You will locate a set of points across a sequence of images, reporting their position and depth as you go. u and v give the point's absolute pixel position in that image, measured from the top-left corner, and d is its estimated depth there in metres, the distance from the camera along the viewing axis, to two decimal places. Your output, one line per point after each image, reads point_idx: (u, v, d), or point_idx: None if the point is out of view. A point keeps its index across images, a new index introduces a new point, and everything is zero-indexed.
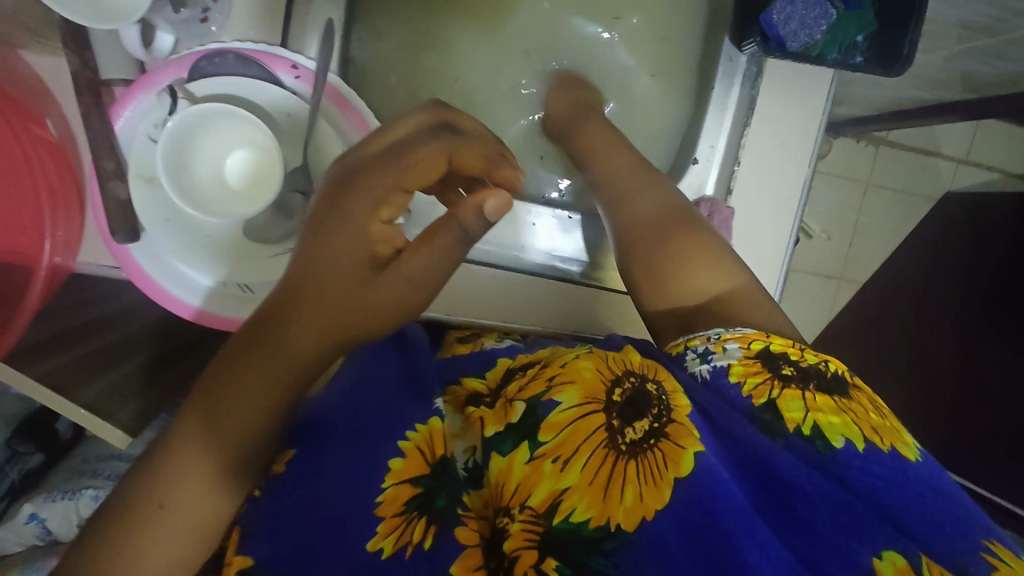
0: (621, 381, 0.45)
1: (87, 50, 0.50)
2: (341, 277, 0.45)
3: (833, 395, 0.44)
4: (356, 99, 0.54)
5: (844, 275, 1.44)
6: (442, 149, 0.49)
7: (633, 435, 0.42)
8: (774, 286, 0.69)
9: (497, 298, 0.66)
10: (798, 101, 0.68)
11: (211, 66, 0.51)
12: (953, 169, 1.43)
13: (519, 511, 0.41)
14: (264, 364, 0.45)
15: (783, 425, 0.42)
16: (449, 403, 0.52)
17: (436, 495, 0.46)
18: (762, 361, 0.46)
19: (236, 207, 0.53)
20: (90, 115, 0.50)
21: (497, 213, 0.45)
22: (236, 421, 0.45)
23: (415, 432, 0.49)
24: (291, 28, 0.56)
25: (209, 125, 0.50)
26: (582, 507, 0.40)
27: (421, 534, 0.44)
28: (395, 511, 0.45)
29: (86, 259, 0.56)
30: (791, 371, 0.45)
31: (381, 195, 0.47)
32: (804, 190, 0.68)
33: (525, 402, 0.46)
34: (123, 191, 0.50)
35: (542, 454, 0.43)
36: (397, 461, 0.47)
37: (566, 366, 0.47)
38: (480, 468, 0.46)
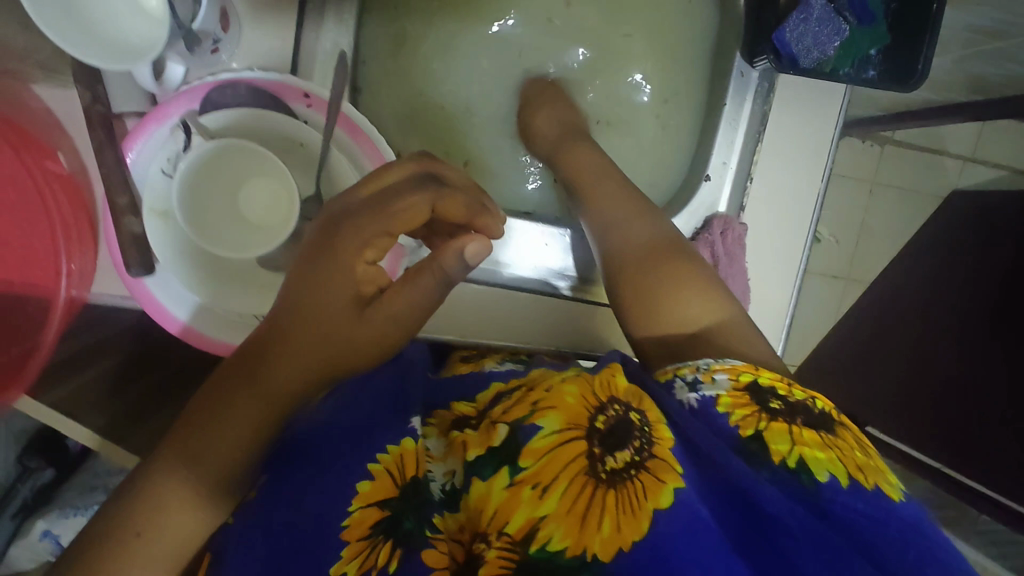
0: (606, 409, 0.47)
1: (99, 84, 0.50)
2: (330, 314, 0.48)
3: (820, 431, 0.45)
4: (370, 127, 0.54)
5: (851, 275, 1.44)
6: (426, 200, 0.51)
7: (613, 464, 0.43)
8: (787, 303, 0.69)
9: (492, 316, 0.67)
10: (809, 119, 0.68)
11: (223, 98, 0.51)
12: (959, 168, 1.40)
13: (496, 537, 0.42)
14: (251, 394, 0.46)
15: (769, 457, 0.44)
16: (432, 427, 0.53)
17: (405, 517, 0.46)
18: (750, 394, 0.47)
19: (246, 241, 0.53)
20: (103, 150, 0.50)
21: (475, 257, 0.49)
22: (224, 449, 0.45)
23: (386, 454, 0.48)
24: (301, 52, 0.56)
25: (221, 161, 0.51)
26: (559, 534, 0.41)
27: (386, 558, 0.44)
28: (360, 536, 0.44)
29: (100, 290, 0.55)
30: (779, 405, 0.47)
31: (368, 239, 0.49)
32: (816, 207, 0.69)
33: (508, 424, 0.48)
34: (138, 226, 0.50)
35: (521, 480, 0.44)
36: (366, 484, 0.46)
37: (550, 391, 0.49)
38: (457, 491, 0.48)
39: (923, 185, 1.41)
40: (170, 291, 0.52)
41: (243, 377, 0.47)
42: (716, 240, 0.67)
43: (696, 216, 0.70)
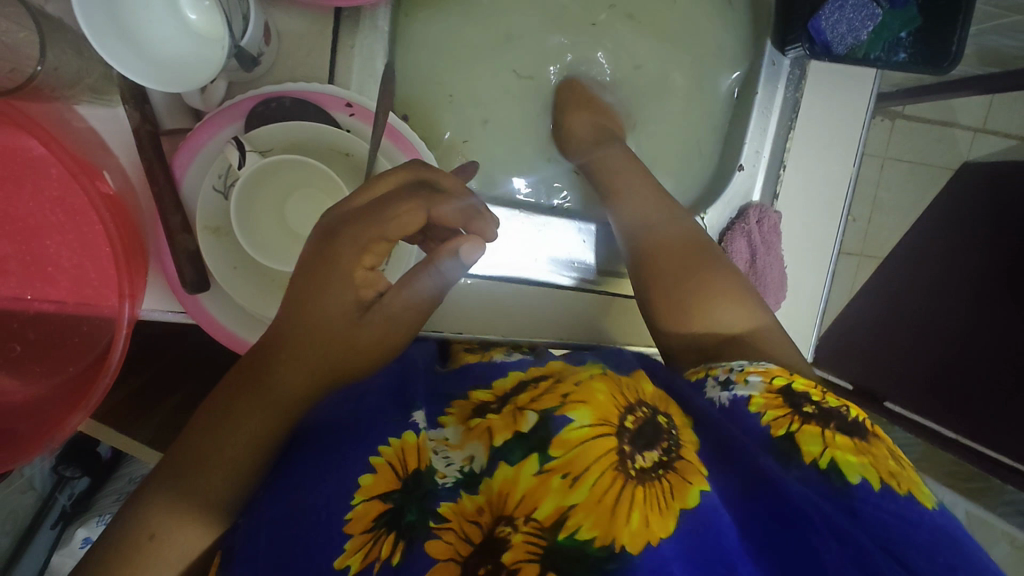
0: (635, 410, 0.46)
1: (147, 102, 0.50)
2: (332, 320, 0.49)
3: (853, 437, 0.46)
4: (407, 129, 0.55)
5: (863, 252, 1.41)
6: (420, 206, 0.49)
7: (641, 462, 0.43)
8: (819, 293, 0.71)
9: (505, 315, 0.65)
10: (842, 103, 0.69)
11: (267, 110, 0.51)
12: (970, 139, 1.37)
13: (523, 520, 0.40)
14: (254, 400, 0.48)
15: (800, 456, 0.45)
16: (450, 416, 0.52)
17: (407, 509, 0.44)
18: (784, 397, 0.48)
19: (271, 249, 0.52)
20: (153, 169, 0.50)
21: (471, 257, 0.49)
22: (225, 455, 0.47)
23: (388, 447, 0.47)
24: (338, 61, 0.57)
25: (275, 170, 0.50)
26: (587, 525, 0.39)
27: (389, 550, 0.42)
28: (362, 529, 0.43)
29: (150, 307, 0.55)
30: (812, 410, 0.48)
31: (365, 242, 0.48)
32: (850, 185, 0.70)
33: (536, 412, 0.46)
34: (191, 242, 0.50)
35: (552, 469, 0.42)
36: (367, 478, 0.45)
37: (579, 388, 0.48)
38: (475, 475, 0.45)
39: (936, 158, 1.38)
40: (220, 304, 0.53)
41: (250, 386, 0.48)
42: (753, 229, 0.67)
43: (730, 205, 0.70)
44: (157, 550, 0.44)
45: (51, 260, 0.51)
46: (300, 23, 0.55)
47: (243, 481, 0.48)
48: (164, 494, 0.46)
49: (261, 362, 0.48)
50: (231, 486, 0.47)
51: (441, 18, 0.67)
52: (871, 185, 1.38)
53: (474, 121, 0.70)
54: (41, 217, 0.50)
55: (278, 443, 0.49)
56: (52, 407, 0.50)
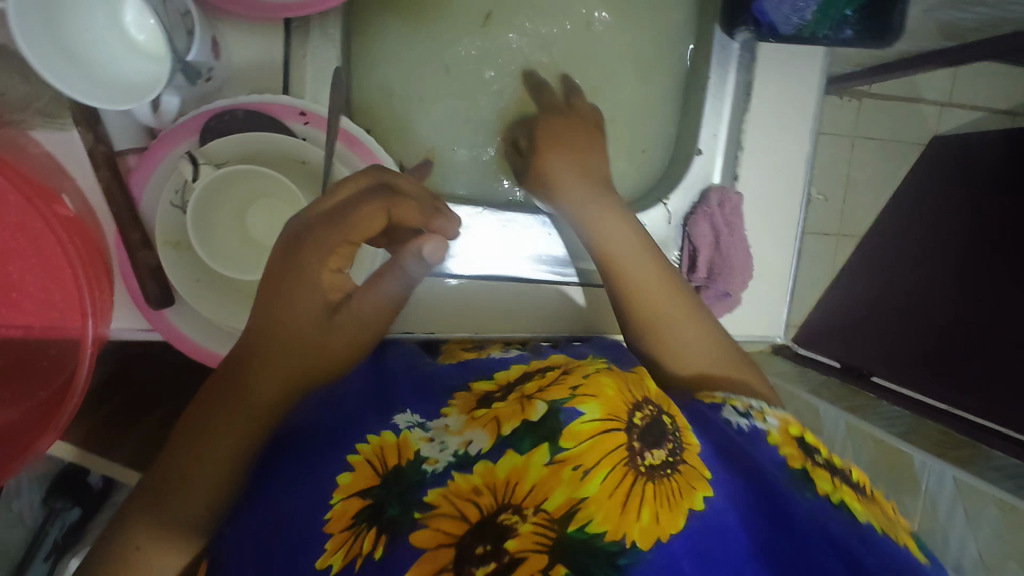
0: (641, 408, 0.48)
1: (99, 123, 0.51)
2: (304, 323, 0.49)
3: (858, 492, 0.47)
4: (367, 137, 0.55)
5: (841, 231, 1.40)
6: (381, 206, 0.50)
7: (652, 460, 0.44)
8: (786, 270, 0.73)
9: (484, 314, 0.65)
10: (796, 85, 0.70)
11: (221, 124, 0.51)
12: (937, 113, 1.40)
13: (532, 511, 0.42)
14: (236, 409, 0.47)
15: (814, 486, 0.45)
16: (454, 407, 0.53)
17: (388, 504, 0.44)
18: (798, 443, 0.49)
19: (228, 261, 0.52)
20: (111, 188, 0.51)
21: (435, 256, 0.51)
22: (209, 466, 0.46)
23: (366, 444, 0.49)
24: (291, 71, 0.57)
25: (232, 181, 0.50)
26: (598, 518, 0.41)
27: (371, 545, 0.42)
28: (342, 527, 0.43)
29: (119, 326, 0.56)
30: (823, 461, 0.49)
31: (329, 247, 0.49)
32: (807, 165, 0.71)
33: (545, 403, 0.48)
34: (152, 258, 0.52)
35: (563, 459, 0.44)
36: (345, 476, 0.46)
37: (588, 381, 0.50)
38: (470, 456, 0.46)
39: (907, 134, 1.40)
40: (186, 317, 0.53)
41: (223, 394, 0.48)
42: (715, 213, 0.68)
43: (693, 188, 0.71)
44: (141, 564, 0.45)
45: (16, 286, 0.51)
46: (249, 36, 0.55)
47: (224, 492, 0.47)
48: (144, 506, 0.46)
49: (236, 371, 0.48)
50: (214, 497, 0.47)
51: (394, 26, 0.68)
52: (842, 162, 1.38)
53: (435, 124, 0.70)
54: (4, 244, 0.50)
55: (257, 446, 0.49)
56: (22, 434, 0.50)
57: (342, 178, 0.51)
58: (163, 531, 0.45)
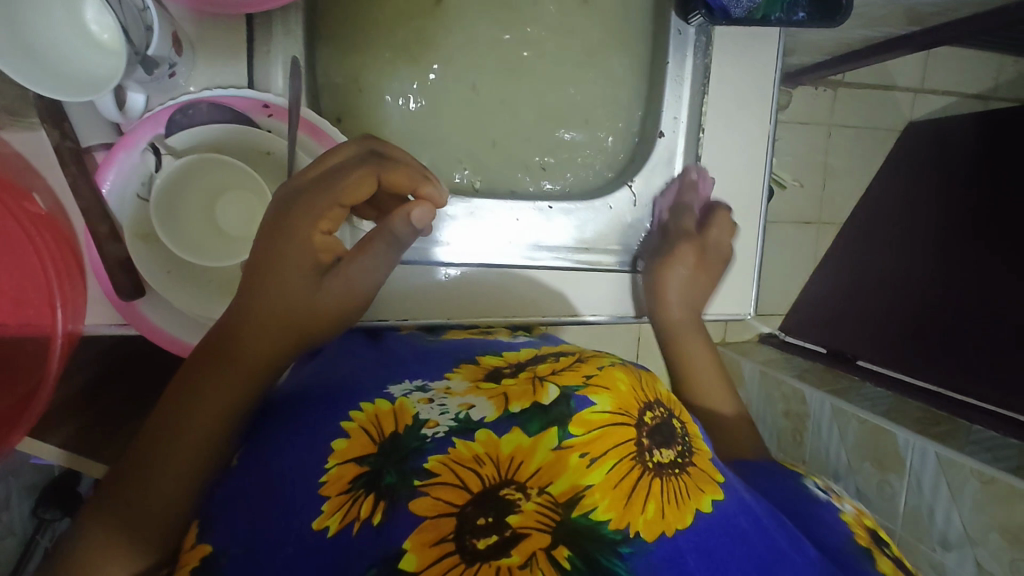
0: (653, 408, 0.50)
1: (65, 120, 0.52)
2: (292, 282, 0.51)
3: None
4: (329, 126, 0.57)
5: (821, 219, 1.43)
6: (371, 171, 0.53)
7: (660, 457, 0.46)
8: (754, 248, 0.75)
9: (482, 301, 0.68)
10: (748, 66, 0.71)
11: (186, 118, 0.53)
12: (911, 99, 1.42)
13: (536, 492, 0.43)
14: (229, 372, 0.50)
15: (869, 557, 0.50)
16: (460, 372, 0.56)
17: (385, 471, 0.45)
18: (869, 532, 0.55)
19: (196, 247, 0.54)
20: (77, 183, 0.52)
21: (423, 221, 0.51)
22: (201, 418, 0.48)
23: (360, 412, 0.49)
24: (255, 68, 0.59)
25: (198, 172, 0.53)
26: (602, 506, 0.43)
27: (368, 510, 0.43)
28: (339, 490, 0.44)
29: (93, 322, 0.57)
30: (890, 551, 0.52)
31: (319, 211, 0.52)
32: (769, 145, 0.73)
33: (558, 388, 0.50)
34: (121, 250, 0.52)
35: (570, 445, 0.45)
36: (342, 442, 0.47)
37: (602, 373, 0.52)
38: (471, 421, 0.48)
39: (882, 121, 1.42)
40: (159, 307, 0.55)
41: (217, 353, 0.50)
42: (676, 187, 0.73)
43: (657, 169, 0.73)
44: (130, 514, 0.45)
45: None
46: (214, 35, 0.57)
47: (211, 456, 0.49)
48: (136, 458, 0.47)
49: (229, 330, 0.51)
50: (203, 460, 0.48)
51: (359, 24, 0.69)
52: (820, 152, 1.40)
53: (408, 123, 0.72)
54: None
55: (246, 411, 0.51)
56: None
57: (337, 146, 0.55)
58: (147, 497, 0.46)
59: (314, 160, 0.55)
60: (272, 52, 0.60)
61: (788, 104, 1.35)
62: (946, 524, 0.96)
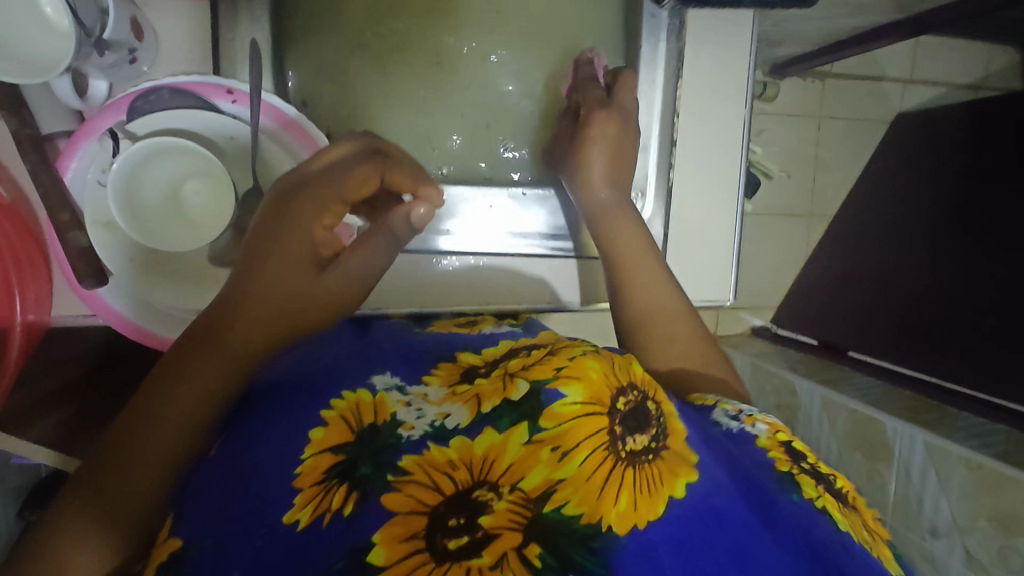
0: (626, 393, 0.45)
1: (25, 108, 0.53)
2: (294, 270, 0.52)
3: (840, 501, 0.45)
4: (303, 119, 0.58)
5: (811, 212, 1.42)
6: (374, 170, 0.57)
7: (632, 445, 0.43)
8: (731, 231, 0.74)
9: (463, 289, 0.70)
10: (722, 49, 0.71)
11: (147, 104, 0.53)
12: (900, 90, 1.41)
13: (508, 490, 0.40)
14: (219, 354, 0.48)
15: (798, 490, 0.43)
16: (437, 376, 0.52)
17: (361, 461, 0.42)
18: (786, 447, 0.48)
19: (161, 231, 0.54)
20: (38, 170, 0.53)
21: (420, 220, 0.58)
22: (181, 408, 0.45)
23: (341, 400, 0.46)
24: (221, 54, 0.58)
25: (156, 159, 0.53)
26: (574, 501, 0.40)
27: (341, 500, 0.40)
28: (312, 481, 0.41)
29: (60, 312, 0.57)
30: (810, 467, 0.47)
31: (325, 203, 0.54)
32: (744, 127, 0.73)
33: (528, 381, 0.46)
34: (83, 238, 0.54)
35: (541, 440, 0.42)
36: (319, 431, 0.44)
37: (573, 361, 0.47)
38: (446, 430, 0.44)
39: (871, 112, 1.42)
40: (122, 295, 0.56)
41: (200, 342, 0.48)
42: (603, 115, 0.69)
43: None
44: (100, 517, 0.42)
45: None
46: (178, 23, 0.57)
47: (193, 441, 0.46)
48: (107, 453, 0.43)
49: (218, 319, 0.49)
50: (184, 445, 0.45)
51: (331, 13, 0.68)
52: (809, 143, 1.40)
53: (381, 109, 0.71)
54: None
55: (233, 397, 0.48)
56: None
57: (332, 143, 0.58)
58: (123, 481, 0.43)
59: (308, 158, 0.57)
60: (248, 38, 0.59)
61: (775, 96, 1.35)
62: (934, 512, 0.96)
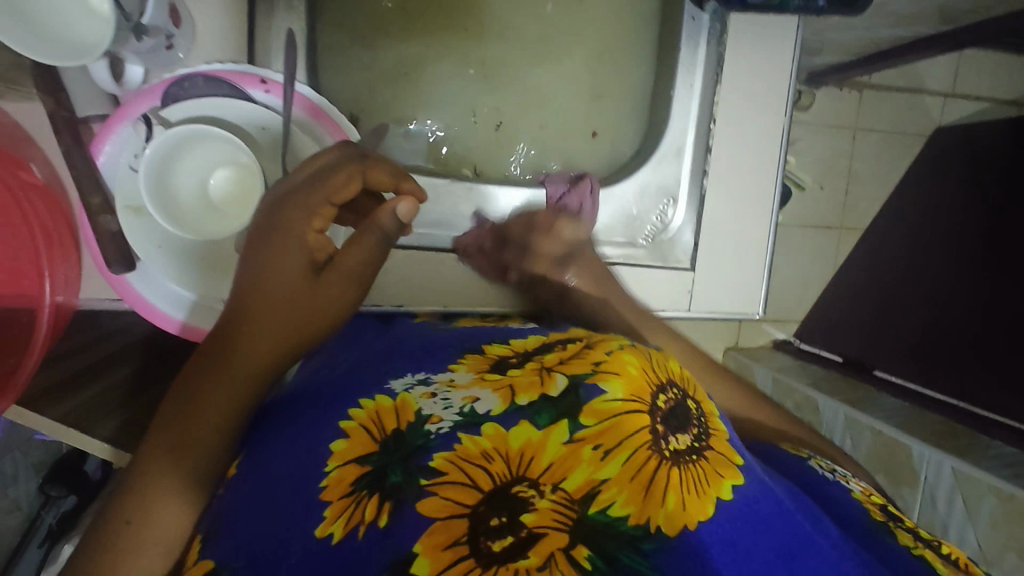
0: (665, 390, 0.45)
1: (63, 92, 0.54)
2: (289, 283, 0.50)
3: (942, 556, 0.44)
4: (330, 109, 0.58)
5: (843, 225, 1.38)
6: (357, 171, 0.53)
7: (676, 444, 0.42)
8: (764, 241, 0.72)
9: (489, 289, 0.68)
10: (765, 56, 0.69)
11: (182, 91, 0.53)
12: (941, 104, 1.37)
13: (550, 489, 0.39)
14: (226, 373, 0.46)
15: (890, 538, 0.44)
16: (462, 364, 0.52)
17: (389, 470, 0.40)
18: (880, 506, 0.48)
19: (192, 217, 0.55)
20: (70, 152, 0.53)
21: (409, 213, 0.53)
22: (202, 423, 0.45)
23: (360, 410, 0.46)
24: (255, 46, 0.58)
25: (189, 148, 0.53)
26: (621, 501, 0.39)
27: (374, 513, 0.38)
28: (341, 494, 0.40)
29: (88, 294, 0.58)
30: (905, 526, 0.47)
31: (314, 207, 0.51)
32: (784, 136, 0.70)
33: (566, 376, 0.45)
34: (114, 223, 0.54)
35: (582, 438, 0.41)
36: (340, 443, 0.43)
37: (611, 356, 0.47)
38: (477, 414, 0.44)
39: (909, 125, 1.37)
40: (147, 282, 0.56)
41: (215, 359, 0.47)
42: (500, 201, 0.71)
43: (663, 159, 0.70)
44: (136, 535, 0.41)
45: None
46: (210, 10, 0.56)
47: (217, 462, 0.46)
48: (137, 477, 0.43)
49: (228, 334, 0.48)
50: (210, 468, 0.45)
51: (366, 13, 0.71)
52: (844, 156, 1.36)
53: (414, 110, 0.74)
54: None
55: (250, 411, 0.48)
56: None
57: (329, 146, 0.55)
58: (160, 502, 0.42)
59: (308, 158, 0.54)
60: (288, 30, 0.60)
61: (811, 105, 1.31)
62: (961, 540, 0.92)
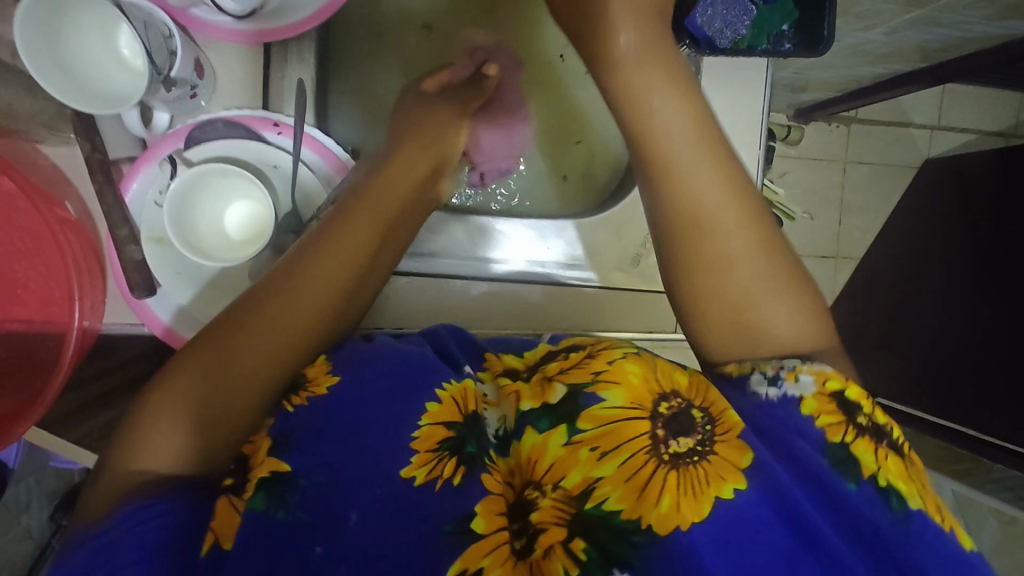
0: (668, 398, 0.48)
1: (97, 136, 0.59)
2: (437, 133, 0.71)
3: (902, 458, 0.45)
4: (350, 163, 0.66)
5: (839, 253, 1.43)
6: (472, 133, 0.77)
7: (676, 448, 0.45)
8: None
9: (484, 314, 0.71)
10: (738, 93, 0.74)
11: (203, 134, 0.60)
12: (928, 137, 1.42)
13: (551, 489, 0.46)
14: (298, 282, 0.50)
15: (859, 468, 0.43)
16: (489, 372, 0.56)
17: (467, 441, 0.47)
18: (839, 403, 0.45)
19: (211, 247, 0.60)
20: (103, 189, 0.59)
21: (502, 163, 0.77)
22: (266, 323, 0.47)
23: (451, 384, 0.51)
24: (270, 95, 0.64)
25: (208, 185, 0.58)
26: (615, 497, 0.44)
27: (451, 471, 0.45)
28: (429, 447, 0.45)
29: (112, 320, 0.62)
30: (865, 421, 0.45)
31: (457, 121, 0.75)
32: (759, 168, 0.75)
33: (565, 385, 0.50)
34: (138, 253, 0.59)
35: (580, 441, 0.47)
36: (434, 405, 0.48)
37: (612, 365, 0.50)
38: (507, 437, 0.51)
39: (898, 157, 1.42)
40: (164, 306, 0.61)
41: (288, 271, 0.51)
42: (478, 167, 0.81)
43: None
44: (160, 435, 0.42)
45: (21, 282, 0.59)
46: (231, 63, 0.63)
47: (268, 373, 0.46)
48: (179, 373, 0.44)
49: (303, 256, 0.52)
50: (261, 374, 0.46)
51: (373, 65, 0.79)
52: (835, 187, 1.41)
53: None
54: (11, 244, 0.58)
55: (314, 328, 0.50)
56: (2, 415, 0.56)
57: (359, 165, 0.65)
58: (205, 393, 0.44)
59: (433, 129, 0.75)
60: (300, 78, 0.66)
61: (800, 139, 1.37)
62: None
